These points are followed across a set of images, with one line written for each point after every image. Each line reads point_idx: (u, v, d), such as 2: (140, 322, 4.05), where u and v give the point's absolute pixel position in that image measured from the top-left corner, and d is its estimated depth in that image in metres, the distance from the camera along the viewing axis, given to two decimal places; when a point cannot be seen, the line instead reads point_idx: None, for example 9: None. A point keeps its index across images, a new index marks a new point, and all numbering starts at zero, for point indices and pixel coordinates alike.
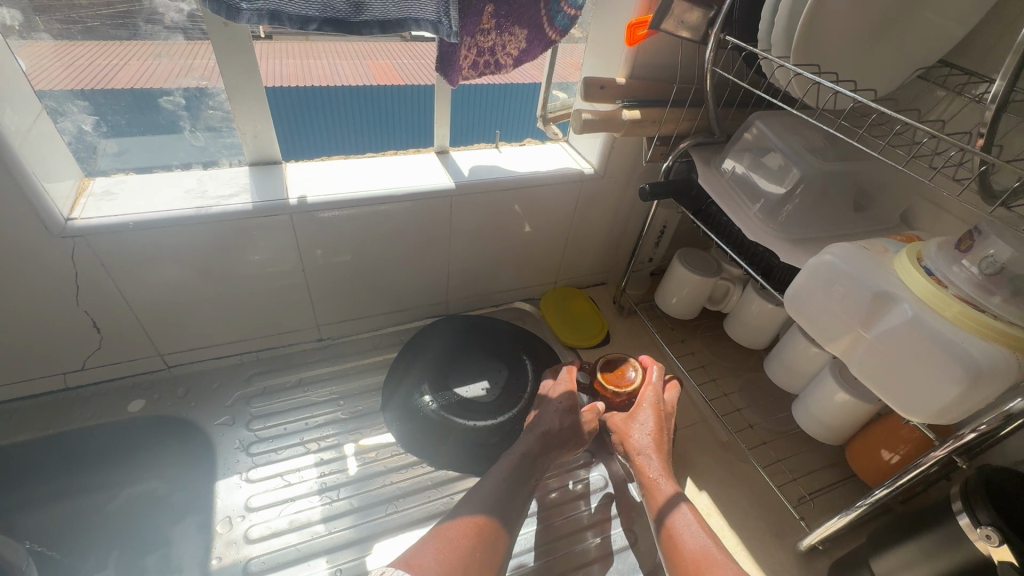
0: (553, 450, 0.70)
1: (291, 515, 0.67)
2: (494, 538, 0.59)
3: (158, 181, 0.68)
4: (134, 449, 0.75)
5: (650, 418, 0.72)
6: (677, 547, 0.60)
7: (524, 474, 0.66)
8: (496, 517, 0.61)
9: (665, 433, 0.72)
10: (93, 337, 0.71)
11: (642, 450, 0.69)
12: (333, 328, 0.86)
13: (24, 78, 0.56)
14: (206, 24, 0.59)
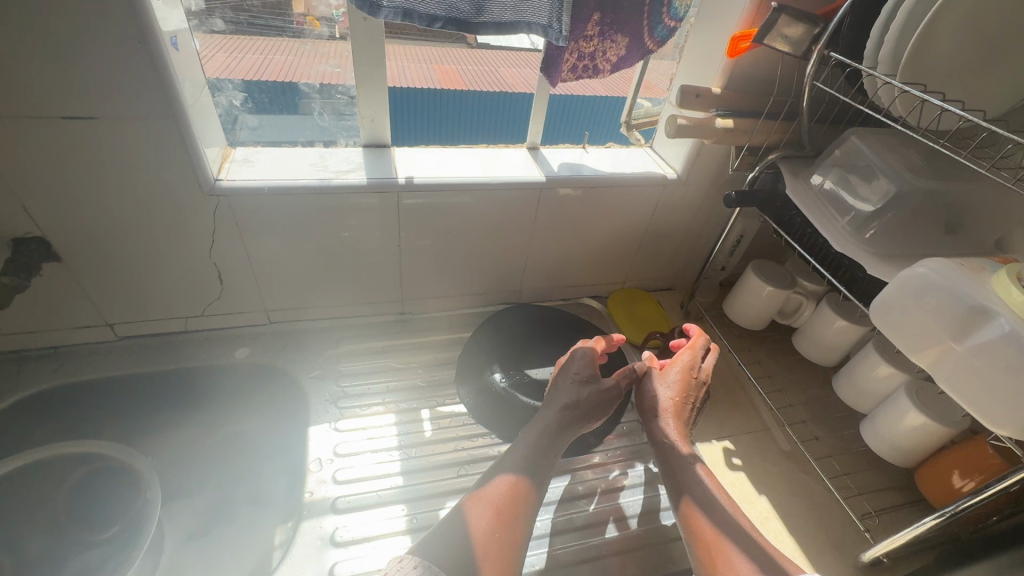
0: (588, 420, 0.71)
1: (374, 464, 0.73)
2: (514, 515, 0.58)
3: (286, 152, 0.75)
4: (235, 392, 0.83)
5: (677, 381, 0.74)
6: (695, 512, 0.62)
7: (557, 440, 0.67)
8: (522, 495, 0.61)
9: (689, 399, 0.73)
10: (215, 287, 0.79)
11: (661, 410, 0.72)
12: (415, 303, 0.92)
13: (195, 56, 0.65)
14: (349, 18, 0.67)
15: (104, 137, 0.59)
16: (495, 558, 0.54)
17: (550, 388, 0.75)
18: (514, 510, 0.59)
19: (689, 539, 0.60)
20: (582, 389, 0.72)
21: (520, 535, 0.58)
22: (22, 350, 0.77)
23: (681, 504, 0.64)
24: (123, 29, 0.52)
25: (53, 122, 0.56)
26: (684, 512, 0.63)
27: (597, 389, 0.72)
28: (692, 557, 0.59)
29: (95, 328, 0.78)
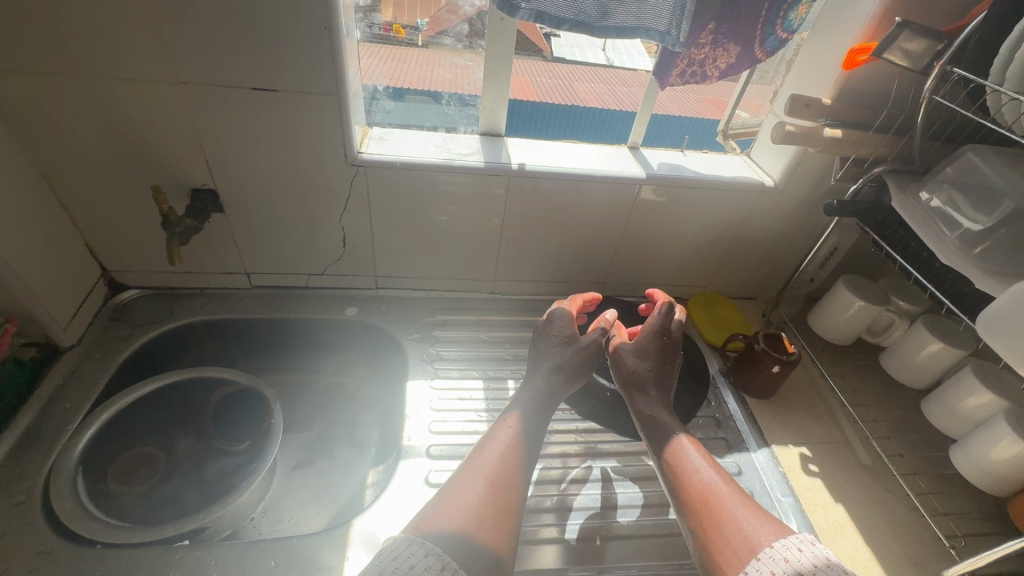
0: (574, 382, 0.77)
1: (464, 421, 0.79)
2: (507, 486, 0.61)
3: (415, 134, 0.84)
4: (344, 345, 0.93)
5: (652, 347, 0.77)
6: (685, 482, 0.63)
7: (544, 403, 0.73)
8: (513, 464, 0.63)
9: (664, 361, 0.77)
10: (336, 249, 0.88)
11: (642, 375, 0.76)
12: (506, 285, 0.99)
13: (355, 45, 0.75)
14: (489, 18, 0.75)
15: (279, 108, 0.70)
16: (495, 524, 0.56)
17: (531, 351, 0.81)
18: (508, 477, 0.61)
19: (681, 510, 0.62)
20: (561, 352, 0.78)
21: (518, 504, 0.60)
22: (177, 287, 0.91)
23: (670, 477, 0.65)
24: (313, 17, 0.62)
25: (243, 92, 0.67)
26: (674, 484, 0.64)
27: (575, 352, 0.77)
28: (687, 527, 0.61)
29: (236, 275, 0.90)
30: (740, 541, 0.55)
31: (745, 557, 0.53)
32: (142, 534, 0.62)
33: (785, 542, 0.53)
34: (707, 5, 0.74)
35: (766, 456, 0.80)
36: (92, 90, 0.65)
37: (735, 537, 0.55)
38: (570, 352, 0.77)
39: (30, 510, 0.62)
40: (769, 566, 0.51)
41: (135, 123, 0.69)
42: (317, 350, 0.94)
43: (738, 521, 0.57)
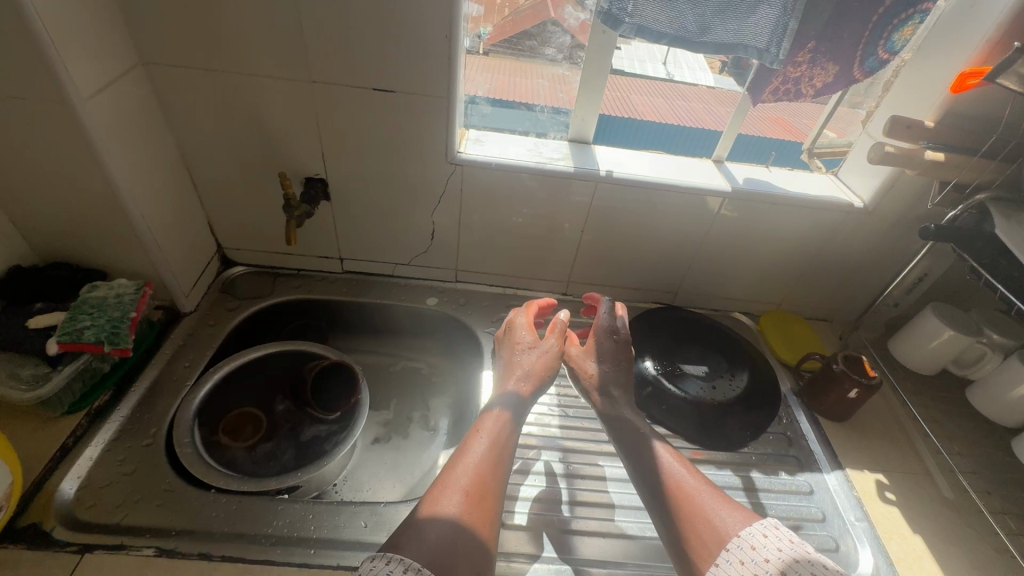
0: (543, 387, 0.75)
1: (536, 413, 0.84)
2: (482, 493, 0.56)
3: (509, 138, 0.88)
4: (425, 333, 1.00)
5: (607, 352, 0.79)
6: (654, 478, 0.64)
7: (517, 406, 0.70)
8: (487, 467, 0.59)
9: (620, 360, 0.79)
10: (425, 241, 0.94)
11: (604, 378, 0.76)
12: (579, 287, 1.02)
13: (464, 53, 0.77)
14: (591, 30, 0.78)
15: (393, 107, 0.76)
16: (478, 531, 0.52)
17: (500, 365, 0.80)
18: (486, 485, 0.57)
19: (651, 505, 0.63)
20: (520, 358, 0.76)
21: (493, 511, 0.56)
22: (278, 266, 0.99)
23: (639, 474, 0.66)
24: (437, 25, 0.68)
25: (365, 91, 0.74)
26: (643, 480, 0.65)
27: (539, 355, 0.76)
28: (658, 522, 0.61)
29: (330, 259, 0.97)
30: (713, 532, 0.55)
31: (717, 547, 0.54)
32: (251, 483, 0.69)
33: (752, 530, 0.54)
34: (809, 25, 0.75)
35: (839, 478, 0.79)
36: (237, 84, 0.73)
37: (706, 527, 0.56)
38: (535, 356, 0.76)
39: (156, 452, 0.70)
40: (739, 556, 0.52)
41: (267, 115, 0.76)
42: (398, 334, 1.00)
43: (707, 514, 0.57)
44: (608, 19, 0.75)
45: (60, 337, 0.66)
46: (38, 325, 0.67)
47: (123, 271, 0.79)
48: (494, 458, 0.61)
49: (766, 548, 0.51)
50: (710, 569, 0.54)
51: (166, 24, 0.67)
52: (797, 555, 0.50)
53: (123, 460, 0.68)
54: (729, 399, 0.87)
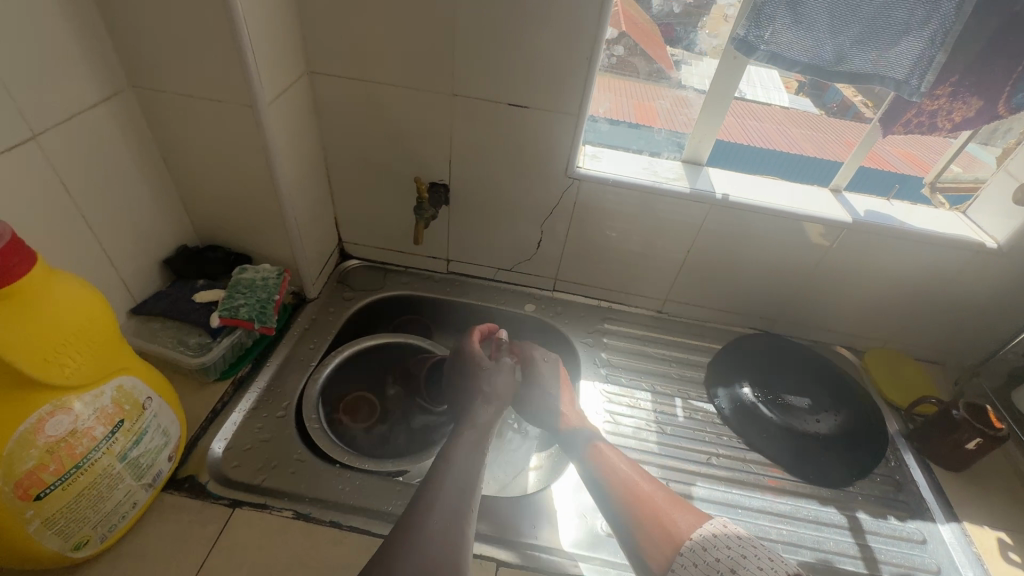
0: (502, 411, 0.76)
1: (634, 425, 0.83)
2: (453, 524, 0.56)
3: (623, 156, 0.91)
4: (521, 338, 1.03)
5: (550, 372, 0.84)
6: (610, 483, 0.69)
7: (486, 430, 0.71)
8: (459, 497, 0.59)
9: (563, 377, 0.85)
10: (530, 249, 0.98)
11: (556, 398, 0.79)
12: (675, 306, 1.02)
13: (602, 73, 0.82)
14: (722, 56, 0.80)
15: (524, 121, 0.80)
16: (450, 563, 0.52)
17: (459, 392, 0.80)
18: (453, 514, 0.57)
19: (608, 507, 0.67)
20: (467, 382, 0.78)
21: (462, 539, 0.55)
22: (389, 262, 1.05)
23: (596, 480, 0.70)
24: (580, 47, 0.71)
25: (501, 106, 0.78)
26: (599, 485, 0.69)
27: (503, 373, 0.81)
28: (618, 524, 0.65)
29: (438, 260, 1.03)
30: (668, 536, 0.61)
31: (673, 548, 0.60)
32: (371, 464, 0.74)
33: (704, 533, 0.60)
34: (956, 59, 0.73)
35: (954, 531, 0.76)
36: (385, 95, 0.80)
37: (666, 530, 0.61)
38: (496, 377, 0.80)
39: (288, 424, 0.76)
40: (695, 558, 0.58)
41: (407, 124, 0.83)
42: None
43: (665, 516, 0.63)
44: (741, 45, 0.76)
45: (222, 312, 0.74)
46: (203, 300, 0.76)
47: (265, 257, 0.87)
48: (460, 480, 0.61)
49: (716, 547, 0.57)
50: (666, 568, 0.59)
51: (336, 39, 0.75)
52: (743, 549, 0.56)
53: (262, 427, 0.75)
54: (833, 433, 0.85)
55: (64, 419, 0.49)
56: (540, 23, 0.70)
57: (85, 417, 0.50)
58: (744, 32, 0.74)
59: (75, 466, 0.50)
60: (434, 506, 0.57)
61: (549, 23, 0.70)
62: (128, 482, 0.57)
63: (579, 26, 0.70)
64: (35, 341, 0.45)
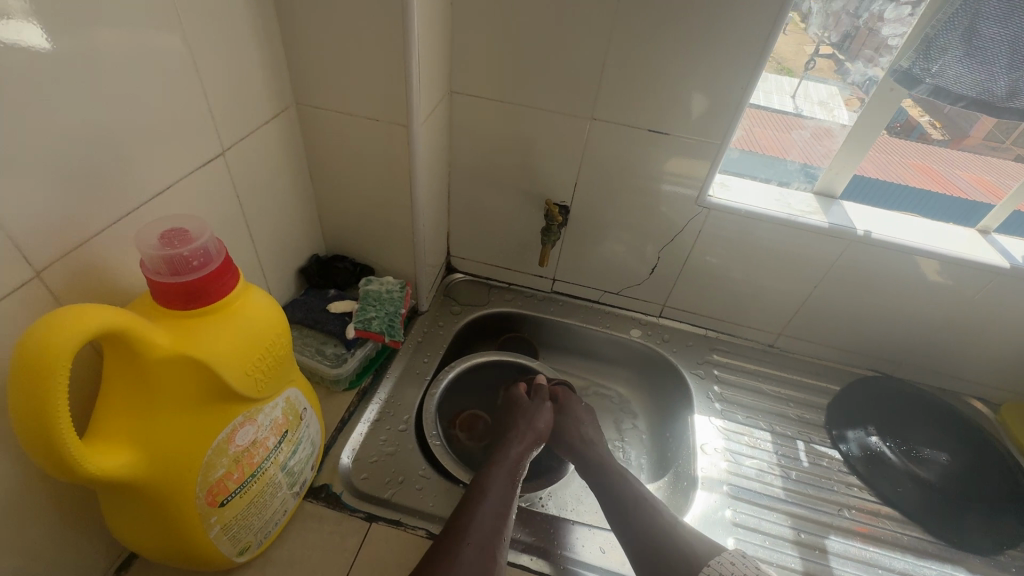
0: (535, 448, 0.76)
1: (756, 467, 0.80)
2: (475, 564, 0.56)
3: (752, 186, 0.87)
4: (625, 363, 1.01)
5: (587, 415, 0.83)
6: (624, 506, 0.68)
7: (515, 466, 0.71)
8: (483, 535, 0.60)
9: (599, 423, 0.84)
10: (643, 274, 0.96)
11: (583, 433, 0.80)
12: (790, 341, 0.98)
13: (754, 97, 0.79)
14: (877, 88, 0.75)
15: (661, 147, 0.78)
16: None
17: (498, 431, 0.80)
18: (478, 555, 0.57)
19: (625, 534, 0.66)
20: (508, 418, 0.81)
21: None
22: (493, 278, 1.05)
23: (610, 506, 0.70)
24: (736, 75, 0.70)
25: (640, 131, 0.77)
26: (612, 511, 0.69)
27: (540, 411, 0.81)
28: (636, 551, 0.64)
29: (544, 279, 1.02)
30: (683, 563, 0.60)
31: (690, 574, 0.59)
32: None
33: (722, 561, 0.59)
34: None
35: None
36: (522, 115, 0.80)
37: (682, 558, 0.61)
38: (537, 416, 0.80)
39: (409, 439, 0.77)
40: None
41: (539, 145, 0.83)
42: (595, 359, 1.03)
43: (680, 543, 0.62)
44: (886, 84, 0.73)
45: (356, 324, 0.76)
46: (337, 310, 0.78)
47: (388, 269, 0.89)
48: (492, 515, 0.62)
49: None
50: None
51: (484, 59, 0.75)
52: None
53: (385, 441, 0.76)
54: (977, 493, 0.81)
55: (250, 430, 0.50)
56: (698, 50, 0.69)
57: (264, 427, 0.52)
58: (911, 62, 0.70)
59: (251, 474, 0.52)
60: (461, 544, 0.58)
61: (707, 50, 0.69)
62: (284, 490, 0.59)
63: (739, 54, 0.68)
64: (240, 359, 0.46)
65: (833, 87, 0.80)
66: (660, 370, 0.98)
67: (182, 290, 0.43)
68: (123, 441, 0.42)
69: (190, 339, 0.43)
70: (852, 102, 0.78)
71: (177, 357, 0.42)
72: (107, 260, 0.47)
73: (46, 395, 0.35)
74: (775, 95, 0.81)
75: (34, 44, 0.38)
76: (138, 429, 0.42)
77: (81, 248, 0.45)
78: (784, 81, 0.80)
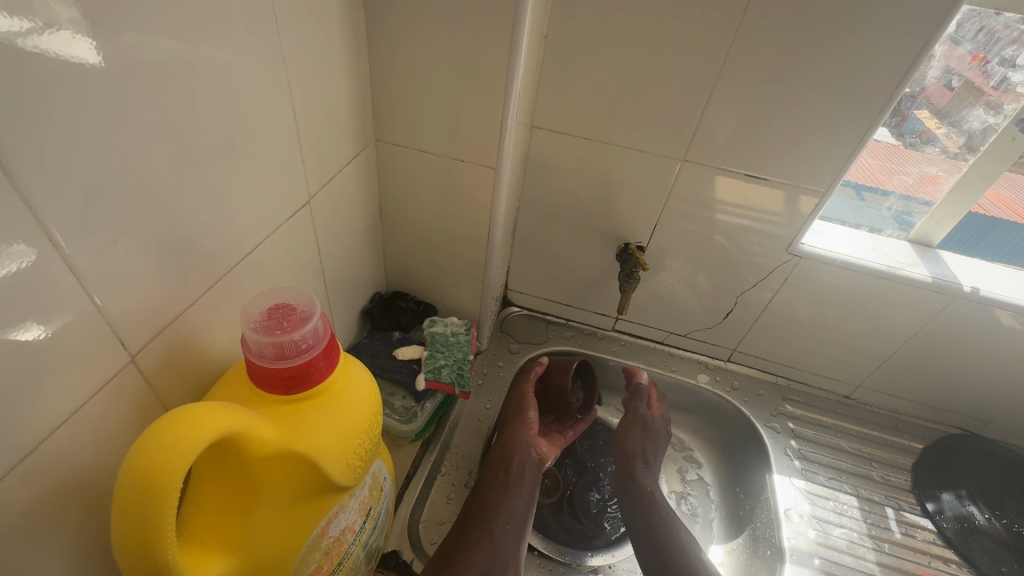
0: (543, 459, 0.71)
1: (846, 538, 0.76)
2: None
3: (844, 232, 0.81)
4: (691, 409, 0.96)
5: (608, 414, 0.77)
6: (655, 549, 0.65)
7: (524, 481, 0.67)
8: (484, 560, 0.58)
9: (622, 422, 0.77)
10: (715, 318, 0.91)
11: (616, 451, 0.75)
12: (869, 392, 0.92)
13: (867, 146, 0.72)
14: (995, 138, 0.69)
15: (755, 189, 0.73)
16: None
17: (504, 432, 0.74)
18: None
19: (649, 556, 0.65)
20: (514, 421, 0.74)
21: None
22: (550, 314, 1.00)
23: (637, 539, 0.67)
24: (852, 123, 0.65)
25: (734, 175, 0.73)
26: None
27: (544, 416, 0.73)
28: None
29: (606, 317, 0.97)
30: None
31: None
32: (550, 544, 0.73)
33: None
34: None
35: None
36: (606, 152, 0.75)
37: None
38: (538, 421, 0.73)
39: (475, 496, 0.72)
40: None
41: (621, 185, 0.78)
42: None
43: None
44: (907, 129, 0.74)
45: (426, 374, 0.72)
46: (405, 357, 0.74)
47: (452, 307, 0.84)
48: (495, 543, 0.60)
49: None
50: None
51: (573, 93, 0.71)
52: None
53: (451, 498, 0.71)
54: None
55: (342, 518, 0.45)
56: (813, 95, 0.64)
57: (353, 512, 0.47)
58: (947, 105, 0.72)
59: (338, 562, 0.47)
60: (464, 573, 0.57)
61: (823, 96, 0.64)
62: (362, 567, 0.54)
63: (860, 103, 0.63)
64: (343, 447, 0.41)
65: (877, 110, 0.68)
66: (730, 420, 0.93)
67: (286, 375, 0.38)
68: (220, 549, 0.37)
69: (293, 430, 0.38)
70: None
71: (282, 452, 0.37)
72: (197, 330, 0.43)
73: (155, 521, 0.30)
74: (871, 149, 0.76)
75: (86, 57, 0.30)
76: (235, 531, 0.37)
77: (174, 324, 0.41)
78: (884, 135, 0.74)
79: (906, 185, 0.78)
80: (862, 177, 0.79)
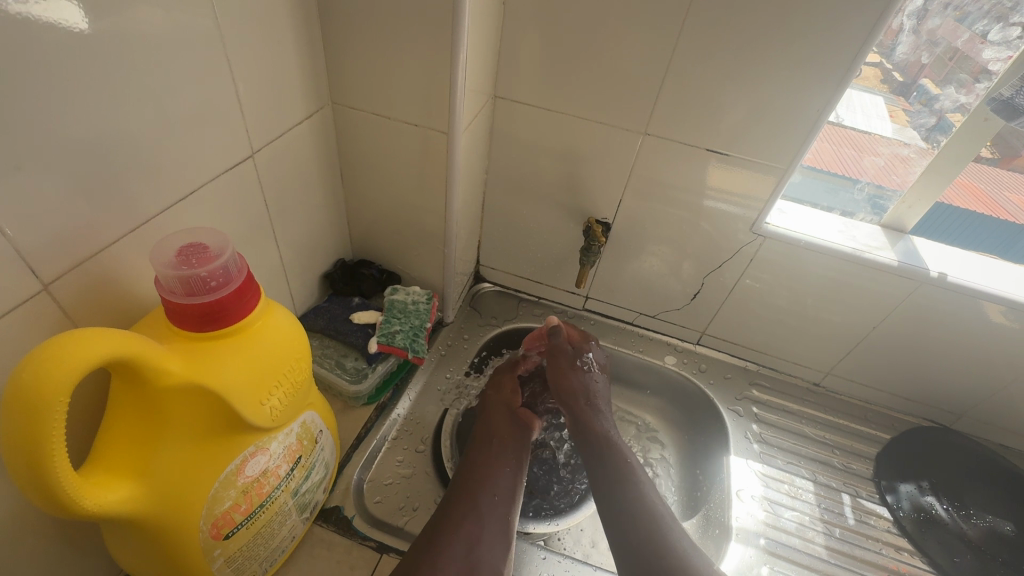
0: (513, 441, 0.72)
1: (796, 521, 0.76)
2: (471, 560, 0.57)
3: (813, 216, 0.80)
4: (657, 391, 0.96)
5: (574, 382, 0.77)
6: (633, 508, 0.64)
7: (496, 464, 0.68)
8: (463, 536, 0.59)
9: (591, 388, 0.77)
10: (684, 299, 0.90)
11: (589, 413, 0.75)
12: (837, 380, 0.91)
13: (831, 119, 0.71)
14: (969, 117, 0.66)
15: (716, 165, 0.72)
16: None
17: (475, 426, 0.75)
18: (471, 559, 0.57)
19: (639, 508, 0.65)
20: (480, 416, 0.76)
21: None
22: (521, 291, 1.00)
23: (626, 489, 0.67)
24: (812, 99, 0.63)
25: (696, 150, 0.72)
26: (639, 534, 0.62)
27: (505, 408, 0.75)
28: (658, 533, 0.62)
29: (576, 295, 0.97)
30: None
31: None
32: None
33: None
34: None
35: None
36: (569, 124, 0.75)
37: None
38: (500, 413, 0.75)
39: (426, 462, 0.73)
40: None
41: (585, 159, 0.78)
42: (627, 386, 0.97)
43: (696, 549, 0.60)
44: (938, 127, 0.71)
45: (380, 338, 0.73)
46: (361, 322, 0.75)
47: (415, 277, 0.84)
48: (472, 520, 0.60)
49: None
50: None
51: (534, 62, 0.71)
52: None
53: (401, 461, 0.72)
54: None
55: (262, 459, 0.47)
56: (771, 67, 0.63)
57: (276, 456, 0.48)
58: (972, 98, 0.67)
59: (261, 504, 0.48)
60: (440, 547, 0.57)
61: (782, 69, 0.62)
62: (296, 517, 0.55)
63: (819, 78, 0.62)
64: (257, 389, 0.43)
65: (879, 99, 0.73)
66: (696, 403, 0.92)
67: (197, 311, 0.39)
68: (123, 474, 0.38)
69: (203, 365, 0.39)
70: (898, 116, 0.74)
71: (189, 385, 0.39)
72: (121, 270, 0.44)
73: (40, 434, 0.31)
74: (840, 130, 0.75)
75: (73, 23, 0.36)
76: (142, 460, 0.39)
77: (93, 260, 0.42)
78: (845, 117, 0.74)
79: (879, 168, 0.76)
80: (834, 158, 0.77)
